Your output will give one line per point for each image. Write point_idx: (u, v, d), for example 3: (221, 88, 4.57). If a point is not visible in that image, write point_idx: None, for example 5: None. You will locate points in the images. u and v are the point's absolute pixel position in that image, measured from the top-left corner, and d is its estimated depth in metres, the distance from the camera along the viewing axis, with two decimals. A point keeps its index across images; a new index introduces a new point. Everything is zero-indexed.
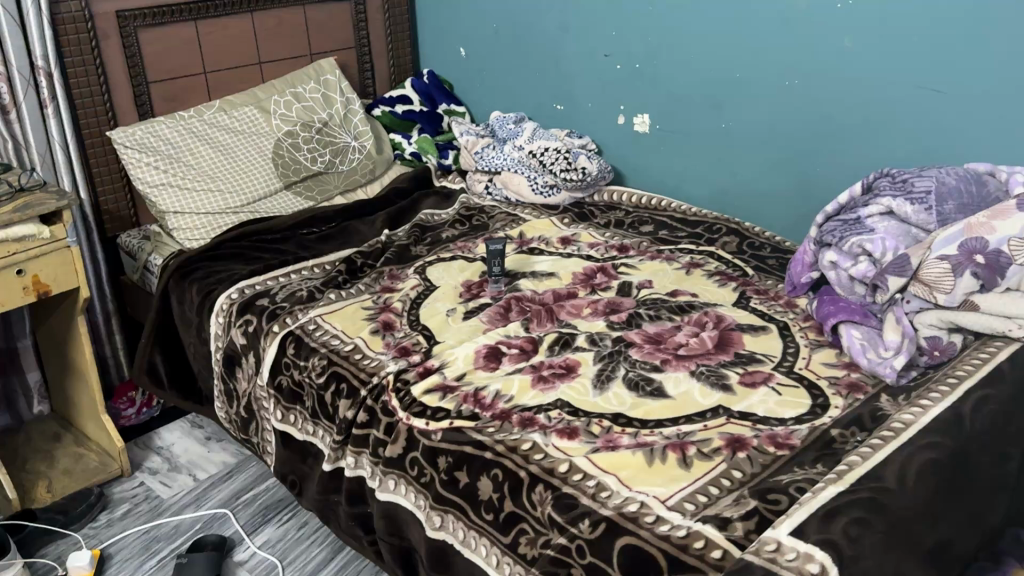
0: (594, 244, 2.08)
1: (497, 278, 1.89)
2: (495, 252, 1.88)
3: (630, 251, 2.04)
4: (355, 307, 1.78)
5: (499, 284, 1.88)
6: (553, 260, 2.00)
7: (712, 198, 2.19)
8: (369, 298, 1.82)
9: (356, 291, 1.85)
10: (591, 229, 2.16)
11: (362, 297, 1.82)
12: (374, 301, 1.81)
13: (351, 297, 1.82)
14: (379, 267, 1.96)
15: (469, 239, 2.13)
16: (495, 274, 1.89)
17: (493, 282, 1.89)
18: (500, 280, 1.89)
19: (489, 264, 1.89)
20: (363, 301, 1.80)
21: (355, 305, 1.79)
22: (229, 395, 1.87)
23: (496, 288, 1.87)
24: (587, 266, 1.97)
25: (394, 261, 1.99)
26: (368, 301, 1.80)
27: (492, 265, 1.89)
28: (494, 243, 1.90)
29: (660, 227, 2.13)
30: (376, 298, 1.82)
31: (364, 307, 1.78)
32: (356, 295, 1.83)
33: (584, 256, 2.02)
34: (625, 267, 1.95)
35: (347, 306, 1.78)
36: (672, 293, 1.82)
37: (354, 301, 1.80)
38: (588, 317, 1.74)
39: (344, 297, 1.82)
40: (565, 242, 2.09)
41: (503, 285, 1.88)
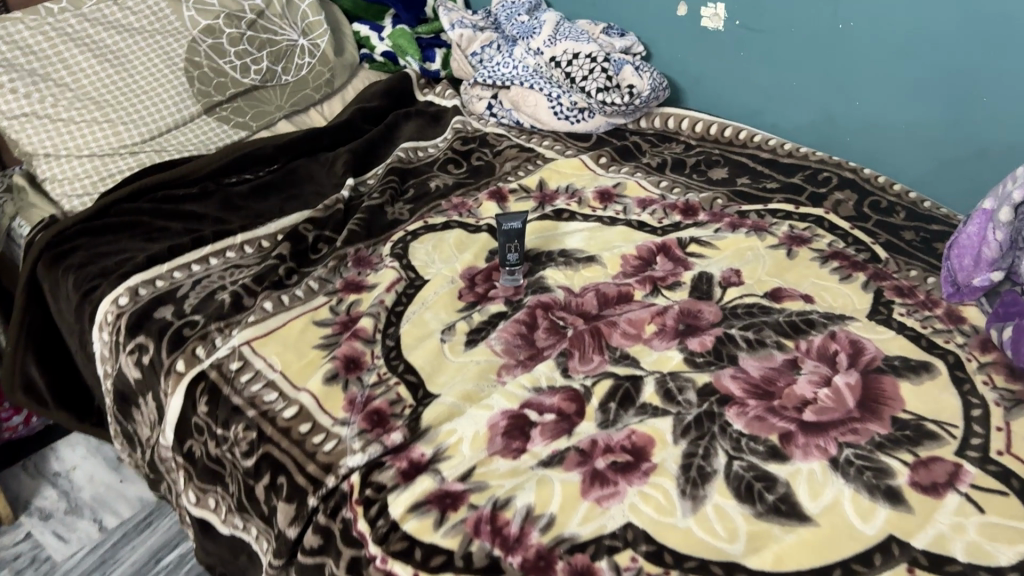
0: (646, 200, 1.47)
1: (512, 269, 1.28)
2: (512, 231, 1.27)
3: (699, 215, 1.43)
4: (303, 330, 1.19)
5: (516, 276, 1.29)
6: (590, 231, 1.41)
7: (810, 128, 1.56)
8: (326, 312, 1.23)
9: (304, 296, 1.25)
10: (641, 175, 1.54)
11: (314, 312, 1.22)
12: (333, 318, 1.21)
13: (299, 308, 1.23)
14: (340, 249, 1.35)
15: (469, 194, 1.51)
16: (510, 261, 1.28)
17: (506, 274, 1.29)
18: (519, 270, 1.29)
19: (500, 248, 1.28)
20: (315, 320, 1.21)
21: (303, 326, 1.20)
22: (130, 438, 1.30)
23: (513, 279, 1.28)
24: (640, 242, 1.37)
25: (362, 240, 1.38)
26: (325, 318, 1.21)
27: (506, 250, 1.28)
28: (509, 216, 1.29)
29: (741, 174, 1.51)
30: (336, 310, 1.23)
31: (317, 330, 1.19)
32: (306, 305, 1.23)
33: (635, 223, 1.42)
34: (697, 245, 1.35)
35: (291, 328, 1.19)
36: (774, 296, 1.24)
37: (302, 318, 1.21)
38: (653, 345, 1.15)
39: (287, 310, 1.22)
40: (606, 199, 1.48)
41: (521, 279, 1.29)
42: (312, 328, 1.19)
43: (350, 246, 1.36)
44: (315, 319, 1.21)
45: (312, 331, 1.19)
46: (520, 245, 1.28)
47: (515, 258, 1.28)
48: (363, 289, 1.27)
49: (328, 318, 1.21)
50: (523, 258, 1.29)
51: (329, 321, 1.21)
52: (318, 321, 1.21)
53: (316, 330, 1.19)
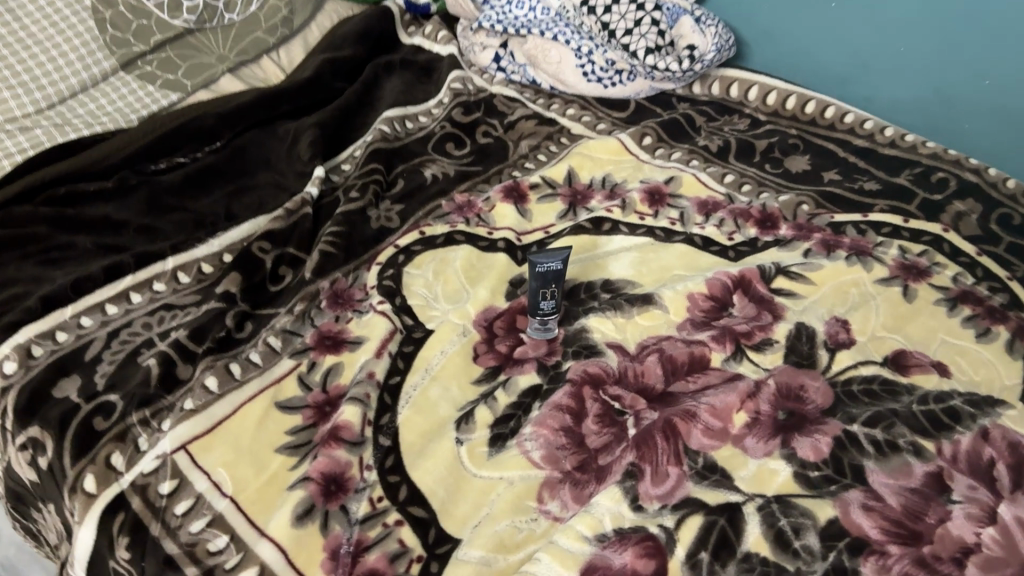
0: (709, 204, 1.14)
1: (545, 319, 0.95)
2: (551, 275, 0.92)
3: (781, 229, 1.10)
4: (261, 420, 0.85)
5: (549, 325, 0.96)
6: (639, 251, 1.07)
7: (914, 106, 1.21)
8: (295, 388, 0.89)
9: (260, 362, 0.91)
10: (699, 164, 1.19)
11: (277, 388, 0.89)
12: (302, 399, 0.88)
13: (255, 382, 0.89)
14: (308, 284, 1.00)
15: (475, 189, 1.16)
16: (544, 310, 0.94)
17: (534, 321, 0.96)
18: (554, 319, 0.96)
19: (527, 291, 0.94)
20: (277, 402, 0.87)
21: (262, 413, 0.86)
22: (33, 537, 0.98)
23: (541, 327, 0.96)
24: (711, 272, 1.03)
25: (337, 269, 1.02)
26: (292, 397, 0.88)
27: (539, 297, 0.94)
28: (551, 254, 0.92)
29: (829, 166, 1.18)
30: (307, 385, 0.89)
31: (281, 419, 0.86)
32: (265, 376, 0.90)
33: (698, 239, 1.09)
34: (785, 278, 1.03)
35: (244, 420, 0.85)
36: (897, 363, 0.94)
37: (259, 401, 0.87)
38: (748, 448, 0.85)
39: (238, 387, 0.88)
40: (656, 201, 1.14)
41: (556, 330, 0.96)
42: (274, 416, 0.86)
43: (322, 279, 1.01)
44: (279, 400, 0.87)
45: (273, 422, 0.85)
46: (559, 289, 0.93)
47: (552, 307, 0.94)
48: (344, 348, 0.93)
49: (296, 398, 0.88)
50: (560, 303, 0.96)
51: (297, 404, 0.87)
52: (282, 403, 0.87)
53: (280, 419, 0.86)
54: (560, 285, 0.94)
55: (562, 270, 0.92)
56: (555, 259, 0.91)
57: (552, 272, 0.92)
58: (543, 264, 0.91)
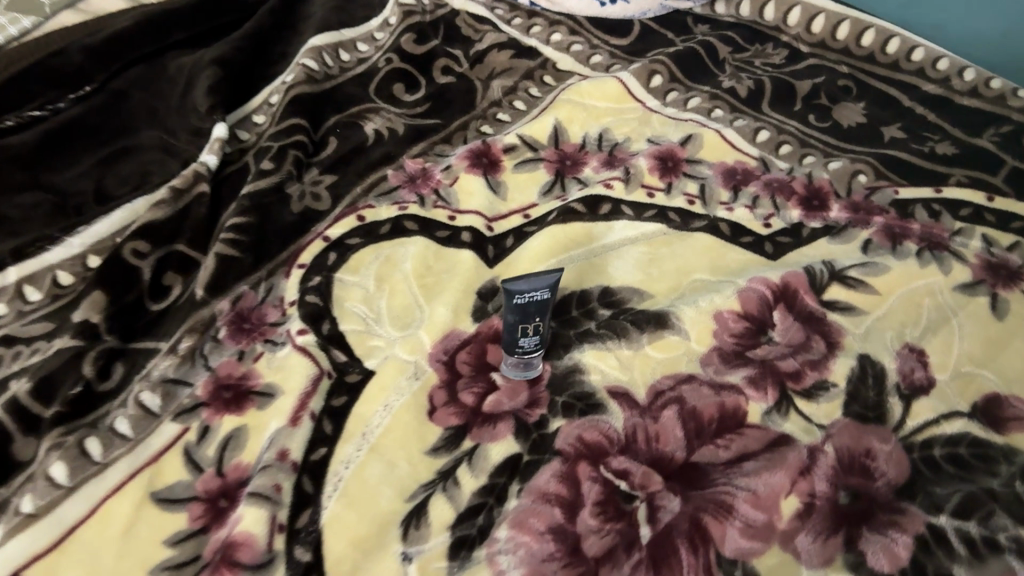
0: (738, 175, 0.88)
1: (524, 356, 0.70)
2: (540, 305, 0.67)
3: (831, 211, 0.85)
4: (128, 527, 0.61)
5: (531, 362, 0.71)
6: (648, 245, 0.82)
7: (1001, 41, 0.96)
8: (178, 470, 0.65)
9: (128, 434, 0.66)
10: (724, 116, 0.93)
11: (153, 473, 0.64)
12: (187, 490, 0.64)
13: (122, 465, 0.64)
14: (199, 305, 0.74)
15: (433, 153, 0.88)
16: (524, 348, 0.69)
17: (509, 356, 0.71)
18: (538, 355, 0.71)
19: (498, 323, 0.68)
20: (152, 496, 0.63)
21: (130, 516, 0.62)
22: None
23: (518, 363, 0.71)
24: (745, 278, 0.78)
25: (242, 280, 0.76)
26: (172, 488, 0.64)
27: (520, 332, 0.68)
28: (540, 275, 0.66)
29: (891, 119, 0.93)
30: (195, 466, 0.65)
31: (157, 523, 0.62)
32: (135, 453, 0.65)
33: (724, 226, 0.83)
34: (841, 286, 0.78)
35: (104, 529, 0.61)
36: (990, 415, 0.71)
37: (126, 496, 0.63)
38: (802, 553, 0.62)
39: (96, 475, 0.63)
40: (669, 169, 0.87)
41: (540, 369, 0.72)
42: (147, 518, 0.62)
43: (219, 298, 0.75)
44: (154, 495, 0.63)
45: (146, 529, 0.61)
46: (543, 323, 0.68)
47: (533, 345, 0.69)
48: (250, 405, 0.68)
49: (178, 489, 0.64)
50: (547, 334, 0.71)
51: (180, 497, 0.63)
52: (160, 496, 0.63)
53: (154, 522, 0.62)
54: (546, 317, 0.68)
55: (547, 301, 0.66)
56: (537, 288, 0.65)
57: (533, 305, 0.66)
58: (518, 296, 0.65)
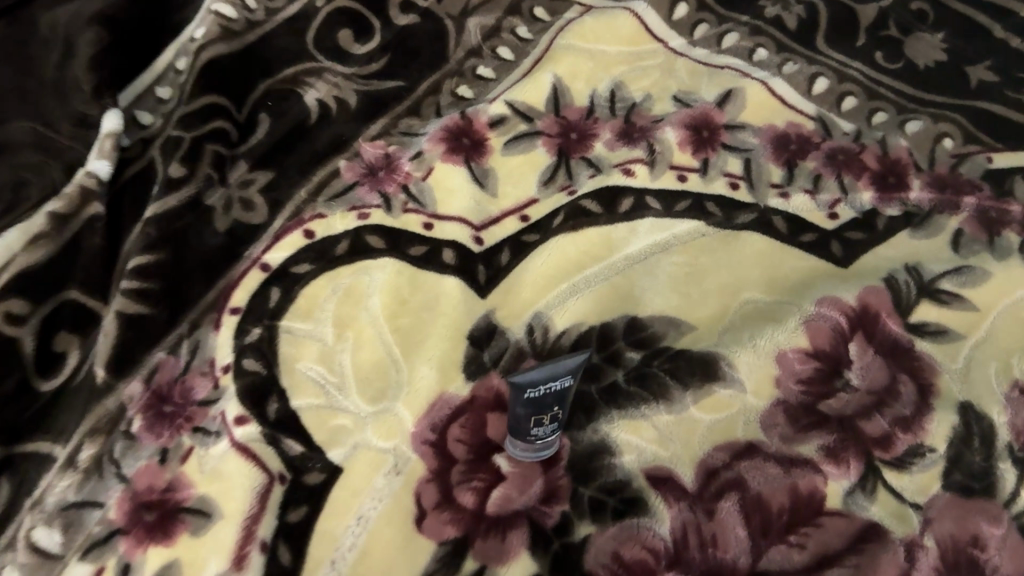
0: (792, 145, 0.68)
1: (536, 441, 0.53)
2: (564, 394, 0.49)
3: (911, 189, 0.67)
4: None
5: (546, 445, 0.54)
6: (684, 254, 0.63)
7: None
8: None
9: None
10: (770, 58, 0.73)
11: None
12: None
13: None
14: (102, 391, 0.56)
15: (397, 131, 0.68)
16: (538, 436, 0.52)
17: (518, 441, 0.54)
18: (554, 436, 0.54)
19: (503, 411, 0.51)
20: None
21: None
22: None
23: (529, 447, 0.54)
24: (814, 299, 0.61)
25: (158, 345, 0.58)
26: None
27: (535, 424, 0.51)
28: (566, 359, 0.48)
29: (979, 56, 0.74)
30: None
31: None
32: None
33: (780, 220, 0.65)
34: (931, 304, 0.62)
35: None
36: None
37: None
38: None
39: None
40: (705, 141, 0.68)
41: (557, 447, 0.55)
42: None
43: (128, 377, 0.57)
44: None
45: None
46: (563, 412, 0.51)
47: (551, 433, 0.52)
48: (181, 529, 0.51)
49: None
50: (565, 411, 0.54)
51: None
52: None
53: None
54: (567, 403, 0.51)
55: (571, 388, 0.49)
56: (558, 376, 0.48)
57: (551, 396, 0.48)
58: (532, 390, 0.48)
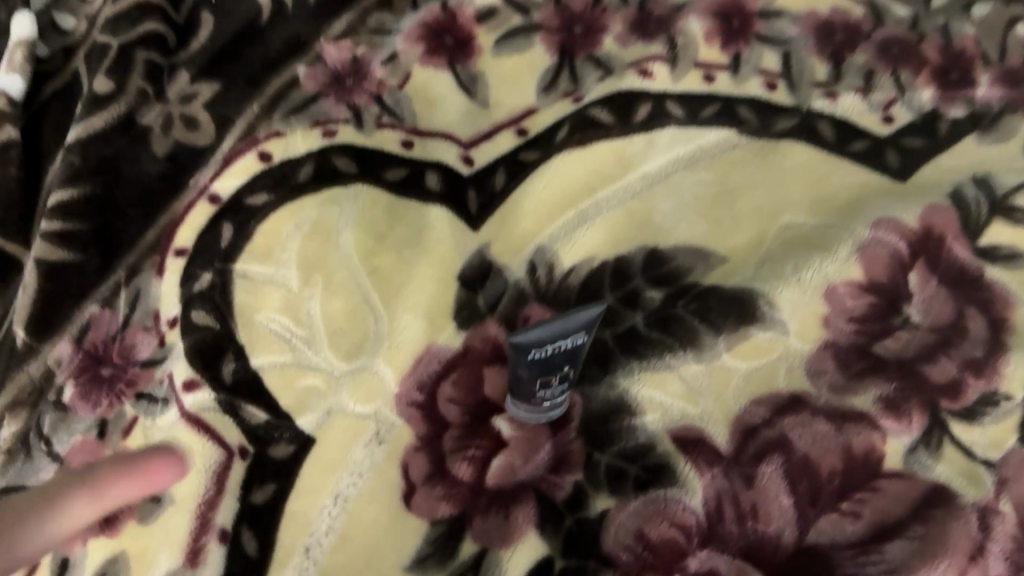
0: (838, 35, 0.57)
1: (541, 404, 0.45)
2: (576, 351, 0.41)
3: (978, 85, 0.57)
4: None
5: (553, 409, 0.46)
6: (713, 170, 0.54)
7: None
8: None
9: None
10: None
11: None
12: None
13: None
14: (25, 357, 0.48)
15: (365, 29, 0.57)
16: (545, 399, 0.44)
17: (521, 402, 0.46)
18: (565, 396, 0.45)
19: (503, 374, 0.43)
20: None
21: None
22: None
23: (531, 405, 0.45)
24: (869, 222, 0.51)
25: (90, 297, 0.49)
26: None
27: (542, 388, 0.42)
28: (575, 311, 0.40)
29: None
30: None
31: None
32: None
33: (824, 126, 0.55)
34: (1005, 223, 0.52)
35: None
36: None
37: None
38: None
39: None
40: (734, 32, 0.57)
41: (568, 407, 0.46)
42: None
43: (56, 338, 0.48)
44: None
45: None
46: (575, 372, 0.43)
47: (560, 395, 0.44)
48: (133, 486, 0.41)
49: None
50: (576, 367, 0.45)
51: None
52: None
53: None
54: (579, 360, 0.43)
55: (584, 345, 0.41)
56: (570, 333, 0.39)
57: (561, 356, 0.40)
58: (538, 351, 0.39)
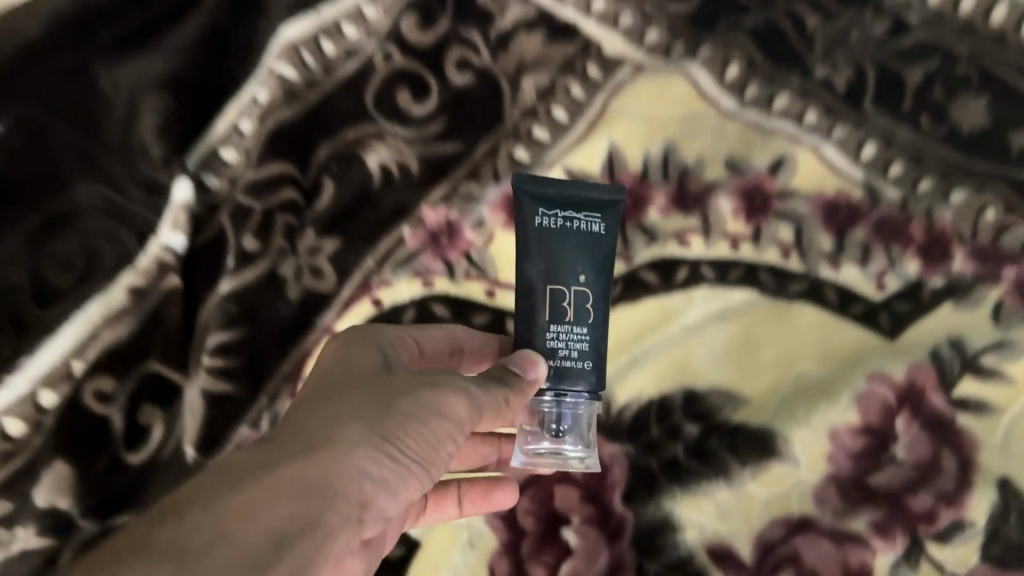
0: (842, 213, 0.70)
1: (564, 376, 0.53)
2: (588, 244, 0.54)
3: (955, 260, 0.69)
4: (246, 513, 0.44)
5: (583, 411, 0.53)
6: (738, 324, 0.66)
7: None
8: (337, 467, 0.47)
9: (346, 356, 0.55)
10: (820, 122, 0.71)
11: (471, 411, 0.51)
12: (401, 433, 0.49)
13: (417, 392, 0.50)
14: (190, 470, 0.64)
15: (458, 196, 0.70)
16: (568, 353, 0.53)
17: (543, 437, 0.53)
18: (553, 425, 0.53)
19: (515, 335, 0.54)
20: (391, 481, 0.49)
21: (201, 506, 0.44)
22: None
23: (536, 417, 0.53)
24: (866, 375, 0.64)
25: (240, 420, 0.66)
26: (333, 452, 0.47)
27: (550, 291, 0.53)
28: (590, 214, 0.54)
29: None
30: (471, 393, 0.51)
31: (342, 529, 0.46)
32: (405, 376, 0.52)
33: (831, 291, 0.67)
34: (974, 379, 0.64)
35: (179, 540, 0.42)
36: None
37: (365, 503, 0.48)
38: None
39: (380, 401, 0.50)
40: (757, 209, 0.70)
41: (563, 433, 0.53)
42: (342, 522, 0.46)
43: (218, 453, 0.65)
44: (395, 430, 0.49)
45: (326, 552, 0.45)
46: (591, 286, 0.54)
47: (582, 349, 0.53)
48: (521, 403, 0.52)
49: (397, 433, 0.48)
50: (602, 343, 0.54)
51: (358, 458, 0.47)
52: (335, 441, 0.48)
53: (286, 504, 0.45)
54: (599, 305, 0.54)
55: (604, 243, 0.55)
56: (579, 209, 0.54)
57: (574, 236, 0.54)
58: (546, 217, 0.54)
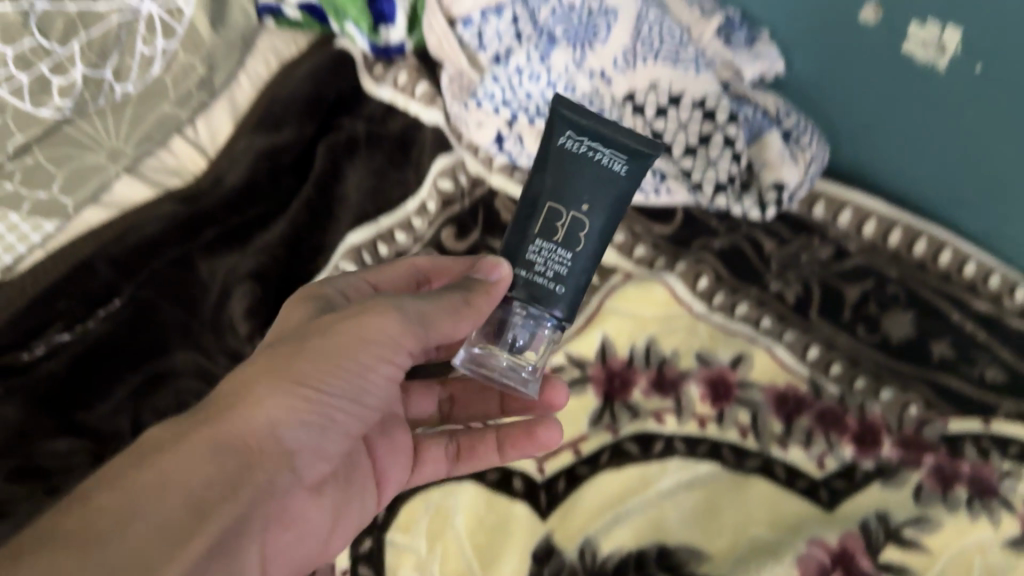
0: (790, 402, 0.86)
1: (536, 292, 0.60)
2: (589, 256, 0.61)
3: (883, 445, 0.83)
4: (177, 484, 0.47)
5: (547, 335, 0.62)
6: (703, 492, 0.80)
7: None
8: (255, 405, 0.53)
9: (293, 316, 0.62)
10: (772, 327, 0.89)
11: (401, 323, 0.59)
12: (314, 360, 0.56)
13: (349, 322, 0.58)
14: None
15: None
16: (546, 269, 0.60)
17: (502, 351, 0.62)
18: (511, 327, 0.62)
19: (507, 244, 0.61)
20: (317, 426, 0.56)
21: (142, 460, 0.48)
22: None
23: (494, 335, 0.62)
24: (805, 539, 0.76)
25: None
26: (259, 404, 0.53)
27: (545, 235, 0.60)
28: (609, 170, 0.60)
29: (941, 332, 0.89)
30: (403, 311, 0.59)
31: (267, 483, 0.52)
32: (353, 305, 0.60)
33: (779, 469, 0.82)
34: (895, 546, 0.77)
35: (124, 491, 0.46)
36: None
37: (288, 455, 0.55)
38: None
39: (299, 353, 0.55)
40: (721, 396, 0.86)
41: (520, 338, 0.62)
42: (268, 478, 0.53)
43: None
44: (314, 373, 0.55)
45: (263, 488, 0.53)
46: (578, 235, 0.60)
47: (558, 272, 0.60)
48: (486, 299, 0.60)
49: (319, 364, 0.55)
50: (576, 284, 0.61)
51: (279, 413, 0.53)
52: (256, 407, 0.53)
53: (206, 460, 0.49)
54: (587, 238, 0.60)
55: (621, 182, 0.60)
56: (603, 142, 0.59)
57: (592, 162, 0.59)
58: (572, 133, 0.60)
